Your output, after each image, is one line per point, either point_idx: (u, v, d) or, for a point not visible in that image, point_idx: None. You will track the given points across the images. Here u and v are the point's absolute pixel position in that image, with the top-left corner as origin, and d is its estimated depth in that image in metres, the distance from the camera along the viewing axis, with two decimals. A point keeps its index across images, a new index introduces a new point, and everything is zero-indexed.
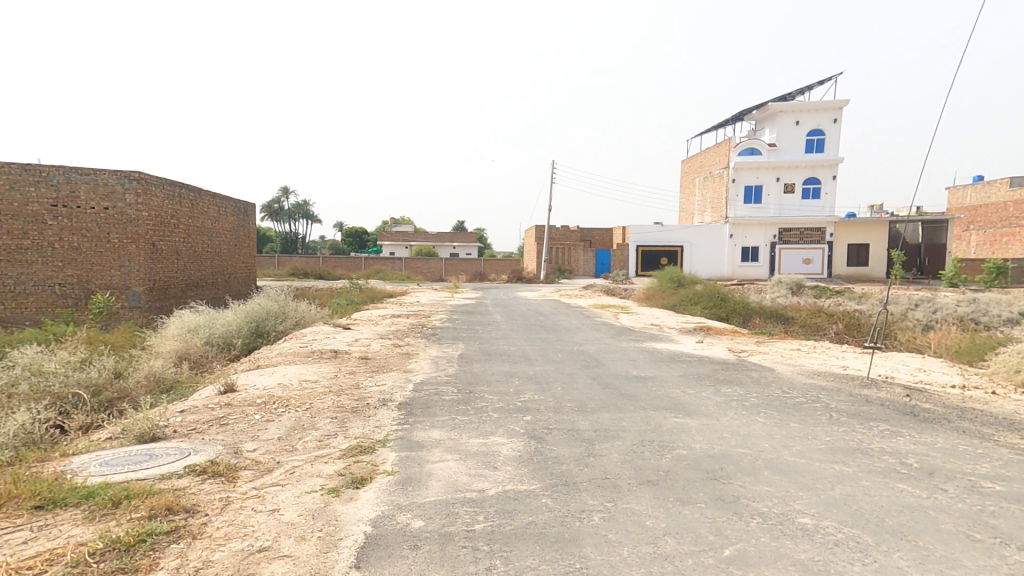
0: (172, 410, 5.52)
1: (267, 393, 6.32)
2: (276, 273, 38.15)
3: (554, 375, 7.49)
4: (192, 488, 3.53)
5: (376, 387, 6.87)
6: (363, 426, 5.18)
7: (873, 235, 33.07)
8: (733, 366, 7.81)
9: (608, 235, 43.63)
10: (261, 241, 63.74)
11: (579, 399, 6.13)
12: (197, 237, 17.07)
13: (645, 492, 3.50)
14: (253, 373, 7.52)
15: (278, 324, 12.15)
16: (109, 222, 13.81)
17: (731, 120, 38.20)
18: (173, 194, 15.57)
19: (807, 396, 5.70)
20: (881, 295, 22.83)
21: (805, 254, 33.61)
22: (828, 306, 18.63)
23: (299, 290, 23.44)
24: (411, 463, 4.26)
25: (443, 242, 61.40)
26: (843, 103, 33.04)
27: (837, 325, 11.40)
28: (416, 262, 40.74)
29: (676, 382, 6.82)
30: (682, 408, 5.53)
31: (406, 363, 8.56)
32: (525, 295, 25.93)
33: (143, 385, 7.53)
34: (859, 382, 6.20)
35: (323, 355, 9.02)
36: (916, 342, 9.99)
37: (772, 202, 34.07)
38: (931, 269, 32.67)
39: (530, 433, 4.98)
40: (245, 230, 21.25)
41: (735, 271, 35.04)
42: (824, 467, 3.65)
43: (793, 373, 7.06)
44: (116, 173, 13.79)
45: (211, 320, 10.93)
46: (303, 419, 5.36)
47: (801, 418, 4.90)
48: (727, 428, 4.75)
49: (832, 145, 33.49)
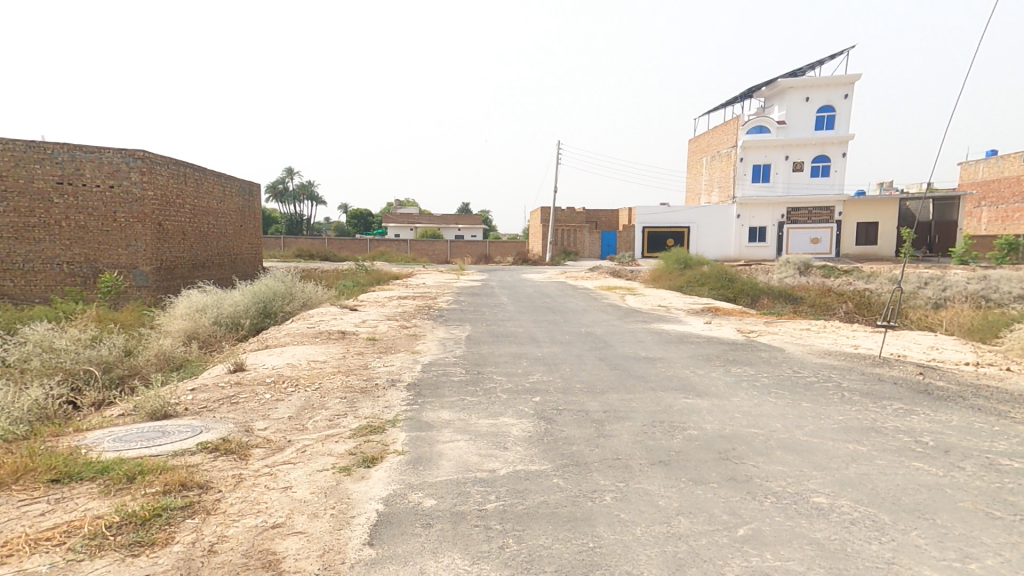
0: (183, 388, 5.55)
1: (276, 373, 6.35)
2: (282, 254, 38.24)
3: (561, 356, 7.48)
4: (205, 465, 3.55)
5: (384, 368, 6.89)
6: (373, 407, 5.20)
7: (883, 214, 32.66)
8: (742, 346, 7.76)
9: (614, 216, 43.34)
10: (267, 223, 63.78)
11: (588, 380, 6.11)
12: (203, 218, 17.06)
13: (656, 472, 3.48)
14: (262, 353, 7.56)
15: (285, 304, 12.18)
16: (115, 200, 13.83)
17: (739, 97, 37.48)
18: (177, 173, 15.52)
19: (818, 375, 5.65)
20: (890, 275, 22.59)
21: (814, 234, 33.25)
22: (837, 285, 18.47)
23: (305, 272, 23.50)
24: (422, 443, 4.27)
25: (448, 224, 61.25)
26: (854, 78, 32.28)
27: (846, 304, 11.30)
28: (421, 243, 40.66)
29: (685, 362, 6.79)
30: (691, 389, 5.50)
31: (414, 344, 8.58)
32: (531, 276, 25.87)
33: (153, 363, 7.59)
34: (870, 361, 6.14)
35: (331, 336, 9.05)
36: (926, 320, 9.90)
37: (781, 180, 33.62)
38: (941, 247, 32.38)
39: (540, 414, 4.98)
40: (251, 211, 21.23)
41: (742, 252, 34.76)
42: (837, 446, 3.62)
43: (803, 352, 7.01)
44: (120, 151, 13.79)
45: (219, 300, 10.96)
46: (313, 399, 5.38)
47: (813, 397, 4.86)
48: (738, 408, 4.72)
49: (843, 122, 32.82)
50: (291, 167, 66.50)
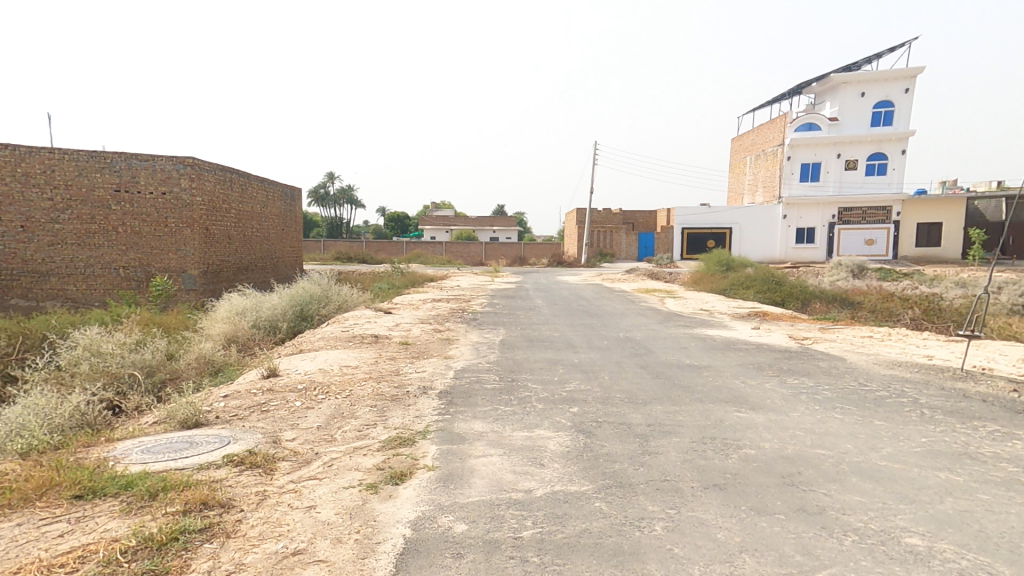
0: (216, 394, 5.52)
1: (308, 378, 6.27)
2: (321, 257, 39.13)
3: (600, 363, 7.11)
4: (229, 480, 3.40)
5: (416, 374, 6.71)
6: (403, 416, 5.00)
7: (945, 213, 30.59)
8: (798, 354, 7.19)
9: (652, 217, 42.45)
10: (308, 226, 65.51)
11: (629, 389, 5.75)
12: (247, 222, 17.51)
13: (711, 499, 3.10)
14: (296, 358, 7.51)
15: (321, 308, 12.25)
16: (166, 206, 14.29)
17: (787, 94, 35.93)
18: (224, 178, 15.95)
19: (889, 389, 5.11)
20: (956, 278, 21.01)
21: (867, 234, 31.45)
22: (897, 289, 17.24)
23: (343, 275, 23.87)
24: (452, 457, 4.02)
25: (483, 226, 61.41)
26: (916, 71, 30.38)
27: (912, 310, 10.42)
28: (456, 246, 40.80)
29: (734, 371, 6.31)
30: (744, 401, 5.05)
31: (447, 349, 8.38)
32: (566, 279, 25.39)
33: (194, 367, 7.67)
34: (949, 374, 5.52)
35: (364, 340, 8.97)
36: (1008, 330, 8.98)
37: (831, 179, 32.00)
38: (1015, 249, 30.04)
39: (578, 426, 4.65)
40: (292, 215, 21.67)
41: (787, 253, 33.26)
42: (925, 475, 3.14)
43: (869, 363, 6.40)
44: (171, 159, 14.24)
45: (258, 303, 11.10)
46: (342, 407, 5.23)
47: (886, 415, 4.34)
48: (799, 425, 4.27)
49: (902, 117, 30.95)
50: (332, 172, 68.24)
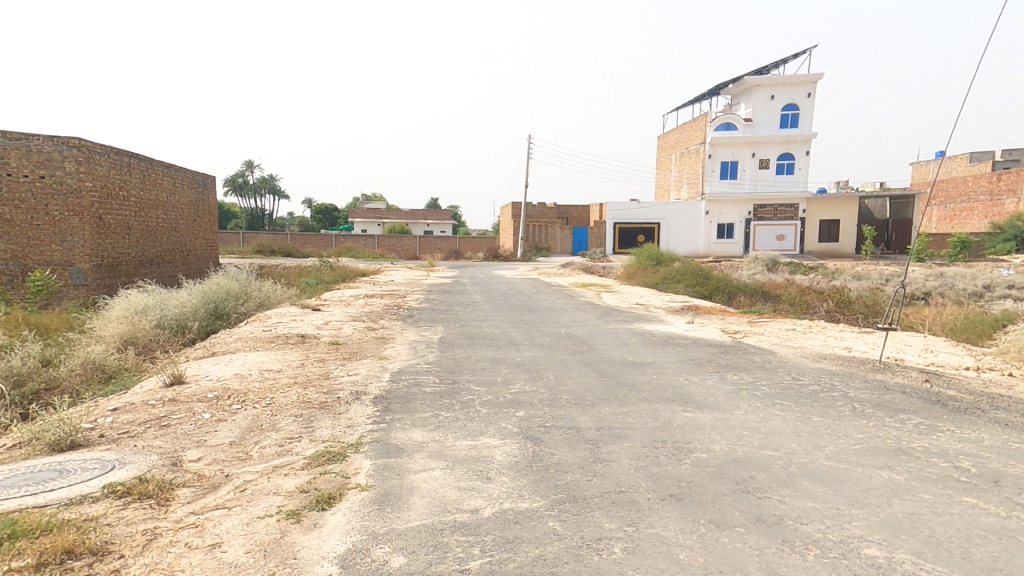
0: (103, 408, 4.73)
1: (221, 385, 5.58)
2: (240, 250, 36.49)
3: (543, 362, 6.92)
4: (109, 518, 2.82)
5: (347, 377, 6.18)
6: (332, 426, 4.51)
7: (845, 212, 33.53)
8: (732, 348, 7.38)
9: (585, 212, 43.33)
10: (225, 218, 60.96)
11: (575, 390, 5.57)
12: (150, 211, 15.78)
13: (667, 512, 2.95)
14: (206, 362, 6.70)
15: (238, 305, 11.23)
16: (46, 191, 12.49)
17: (706, 95, 37.77)
18: (120, 162, 14.24)
19: (820, 383, 5.27)
20: (854, 272, 22.99)
21: (779, 230, 33.82)
22: (810, 282, 18.54)
23: (264, 269, 22.27)
24: (389, 474, 3.63)
25: (417, 219, 59.96)
26: (817, 76, 32.84)
27: (826, 302, 11.07)
28: (388, 239, 39.49)
29: (676, 368, 6.32)
30: (690, 400, 5.03)
31: (381, 349, 7.84)
32: (503, 273, 25.28)
33: (78, 374, 6.68)
34: (870, 366, 5.79)
35: (289, 340, 8.23)
36: (909, 320, 9.75)
37: (748, 177, 34.09)
38: (898, 244, 33.57)
39: (525, 433, 4.41)
40: (205, 205, 19.85)
41: (710, 248, 35.11)
42: (869, 474, 3.15)
43: (797, 356, 6.65)
44: (52, 138, 12.46)
45: (163, 301, 9.95)
46: (261, 418, 4.64)
47: (822, 410, 4.42)
48: (744, 424, 4.26)
49: (807, 120, 33.40)
50: (251, 160, 63.88)
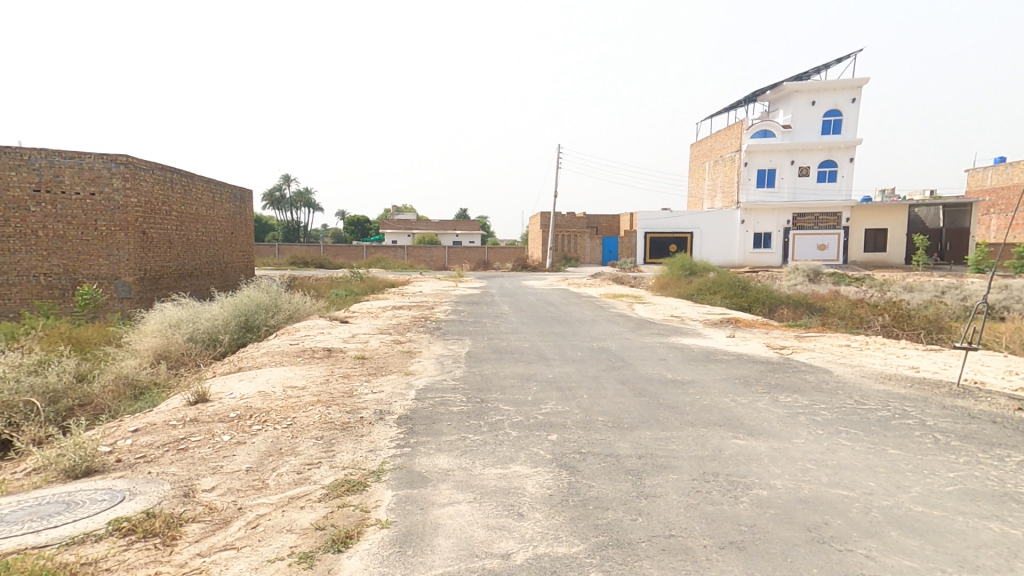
0: (124, 428, 4.58)
1: (243, 404, 5.40)
2: (275, 262, 37.35)
3: (576, 379, 6.52)
4: (108, 562, 2.59)
5: (372, 395, 5.92)
6: (353, 451, 4.24)
7: (892, 219, 31.94)
8: (782, 366, 6.82)
9: (615, 222, 42.74)
10: (262, 230, 62.68)
11: (612, 411, 5.16)
12: (191, 225, 16.16)
13: (730, 565, 2.53)
14: (231, 379, 6.57)
15: (268, 318, 11.24)
16: (95, 208, 12.88)
17: (742, 101, 36.81)
18: (163, 178, 14.61)
19: (889, 408, 4.72)
20: (904, 283, 21.70)
21: (820, 239, 32.44)
22: (859, 293, 17.54)
23: (296, 281, 22.56)
24: (411, 508, 3.31)
25: (446, 231, 60.40)
26: (862, 81, 31.53)
27: (882, 316, 10.27)
28: (418, 250, 39.72)
29: (721, 388, 5.83)
30: (741, 426, 4.55)
31: (407, 364, 7.60)
32: (531, 284, 24.97)
33: (111, 390, 6.63)
34: (946, 390, 5.18)
35: (315, 354, 8.07)
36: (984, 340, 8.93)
37: (786, 185, 32.91)
38: (952, 253, 31.75)
39: (559, 460, 4.04)
40: (242, 218, 20.29)
41: (746, 257, 33.94)
42: (973, 527, 2.65)
43: (857, 376, 6.06)
44: (101, 156, 12.85)
45: (196, 314, 9.98)
46: (281, 441, 4.41)
47: (898, 441, 3.89)
48: (808, 455, 3.77)
49: (850, 126, 32.10)
50: (288, 174, 65.58)
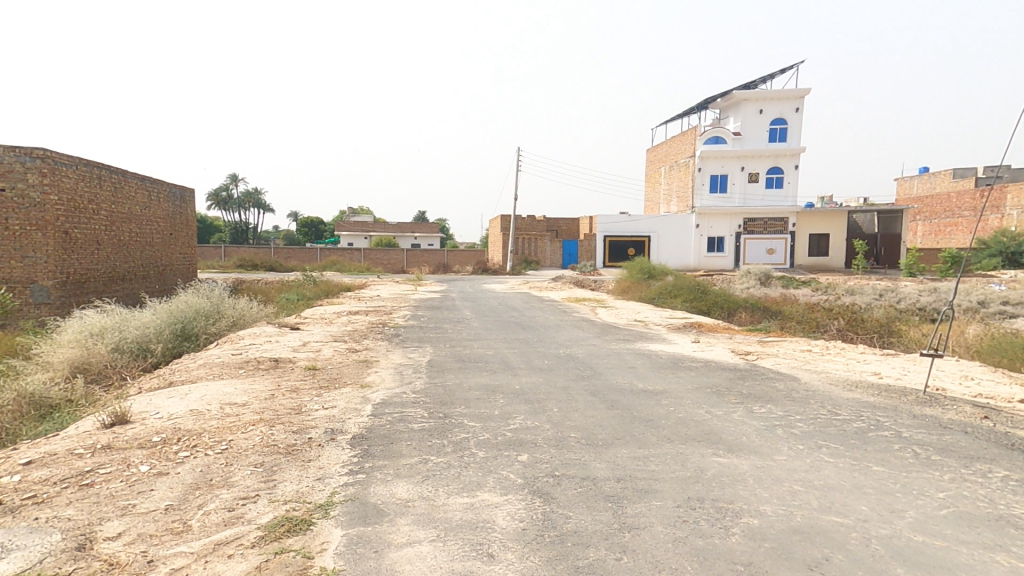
0: (17, 461, 3.89)
1: (171, 426, 4.76)
2: (221, 265, 35.42)
3: (544, 390, 6.17)
4: None
5: (322, 412, 5.38)
6: (298, 480, 3.73)
7: (834, 225, 33.50)
8: (750, 373, 6.73)
9: (575, 226, 43.06)
10: (207, 231, 59.60)
11: (584, 427, 4.85)
12: (122, 225, 14.87)
13: None
14: (159, 396, 5.84)
15: (208, 325, 10.37)
16: (7, 205, 11.59)
17: (695, 108, 37.79)
18: (89, 174, 13.36)
19: (865, 418, 4.62)
20: (848, 286, 22.73)
21: (770, 244, 33.66)
22: (808, 296, 18.15)
23: (243, 284, 21.31)
24: (363, 551, 2.86)
25: (404, 233, 59.27)
26: (804, 91, 32.95)
27: (836, 320, 10.49)
28: (375, 252, 38.67)
29: (694, 398, 5.63)
30: (721, 441, 4.32)
31: (363, 375, 7.06)
32: (493, 287, 24.60)
33: (10, 411, 5.78)
34: (913, 399, 5.15)
35: (260, 365, 7.41)
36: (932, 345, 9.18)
37: (737, 191, 33.96)
38: (887, 258, 33.60)
39: (531, 486, 3.68)
40: (182, 218, 18.97)
41: (701, 261, 34.80)
42: (980, 561, 2.47)
43: (825, 384, 6.00)
44: (13, 149, 11.58)
45: (123, 321, 9.06)
46: (212, 470, 3.85)
47: (880, 456, 3.75)
48: (795, 474, 3.56)
49: (795, 134, 33.47)
50: (235, 173, 62.74)
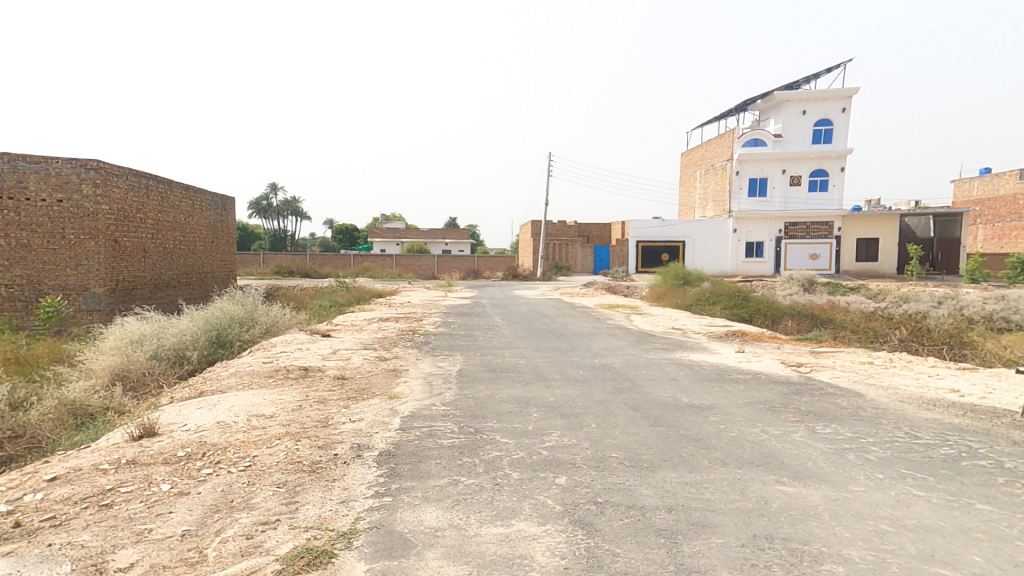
0: (40, 477, 3.76)
1: (196, 439, 4.60)
2: (260, 272, 36.31)
3: (580, 404, 5.79)
4: None
5: (350, 426, 5.15)
6: (321, 503, 3.47)
7: (884, 229, 31.80)
8: (807, 388, 6.18)
9: (607, 231, 42.35)
10: (247, 239, 61.48)
11: (627, 446, 4.44)
12: (167, 233, 15.26)
13: None
14: (188, 406, 5.72)
15: (242, 332, 10.40)
16: (63, 215, 11.98)
17: (733, 110, 36.68)
18: (138, 185, 13.74)
19: (954, 446, 4.09)
20: (900, 293, 21.41)
21: (812, 249, 32.25)
22: (859, 305, 17.11)
23: (278, 291, 21.62)
24: None
25: (435, 239, 59.71)
26: (852, 90, 31.52)
27: (898, 330, 9.71)
28: (407, 259, 38.92)
29: (746, 416, 5.14)
30: (785, 466, 3.85)
31: (392, 385, 6.82)
32: (524, 294, 24.33)
33: (51, 419, 5.76)
34: (1005, 423, 4.60)
35: (290, 375, 7.28)
36: (1012, 360, 8.50)
37: (778, 194, 32.66)
38: (944, 264, 31.70)
39: (571, 515, 3.31)
40: (223, 227, 19.41)
41: (739, 266, 33.61)
42: None
43: (896, 402, 5.42)
44: (70, 161, 11.98)
45: (161, 329, 9.13)
46: (233, 490, 3.64)
47: (983, 494, 3.28)
48: (879, 511, 3.10)
49: (841, 135, 32.01)
50: (275, 183, 64.55)
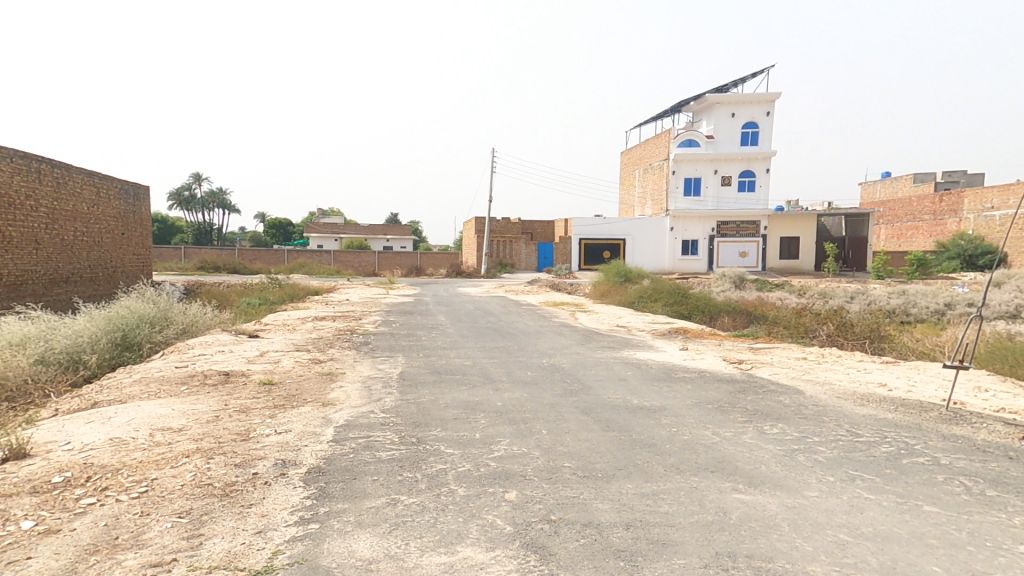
0: None
1: (80, 461, 3.91)
2: (180, 267, 33.58)
3: (529, 408, 5.53)
4: None
5: (274, 439, 4.59)
6: (230, 537, 2.97)
7: (805, 229, 33.95)
8: (750, 385, 6.24)
9: (550, 228, 42.66)
10: (167, 233, 56.89)
11: (581, 454, 4.21)
12: (66, 223, 13.59)
13: None
14: (75, 422, 4.92)
15: (154, 333, 9.36)
16: None
17: (668, 111, 37.88)
18: (27, 167, 12.10)
19: (894, 443, 4.17)
20: (820, 289, 22.91)
21: (741, 247, 33.97)
22: (785, 300, 18.07)
23: (201, 288, 19.95)
24: None
25: (376, 235, 57.90)
26: (775, 95, 33.31)
27: (825, 325, 10.18)
28: (345, 254, 37.39)
29: (697, 417, 5.06)
30: (740, 472, 3.74)
31: (325, 391, 6.26)
32: (468, 291, 23.90)
33: None
34: (934, 416, 4.78)
35: (207, 381, 6.53)
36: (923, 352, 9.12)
37: (711, 194, 34.07)
38: (855, 262, 34.29)
39: (524, 538, 3.01)
40: (136, 217, 17.63)
41: (675, 264, 34.84)
42: None
43: (833, 397, 5.55)
44: None
45: (51, 330, 8.00)
46: (120, 524, 3.05)
47: (928, 494, 3.32)
48: (837, 519, 3.02)
49: (766, 137, 33.76)
50: (199, 173, 60.08)
